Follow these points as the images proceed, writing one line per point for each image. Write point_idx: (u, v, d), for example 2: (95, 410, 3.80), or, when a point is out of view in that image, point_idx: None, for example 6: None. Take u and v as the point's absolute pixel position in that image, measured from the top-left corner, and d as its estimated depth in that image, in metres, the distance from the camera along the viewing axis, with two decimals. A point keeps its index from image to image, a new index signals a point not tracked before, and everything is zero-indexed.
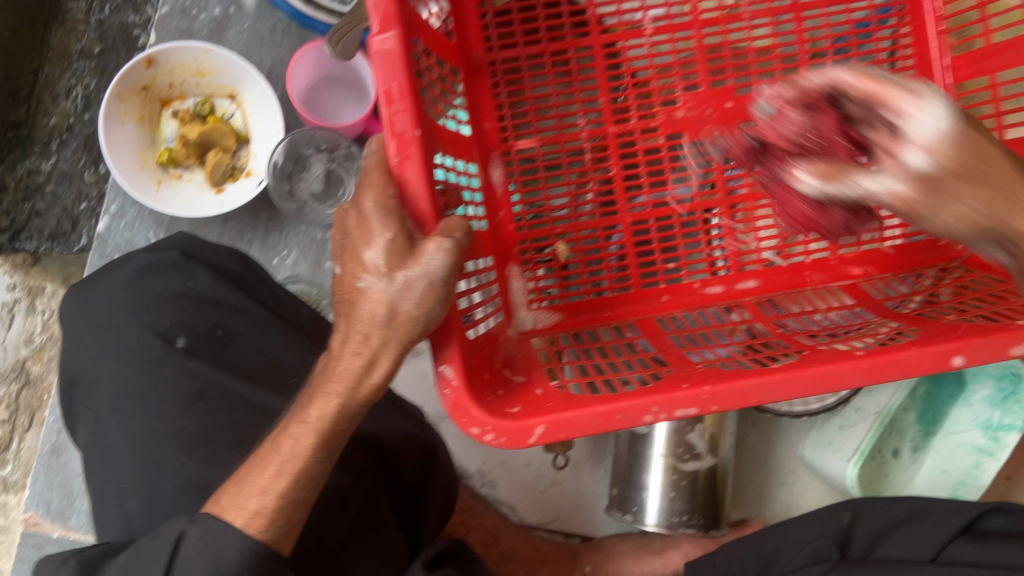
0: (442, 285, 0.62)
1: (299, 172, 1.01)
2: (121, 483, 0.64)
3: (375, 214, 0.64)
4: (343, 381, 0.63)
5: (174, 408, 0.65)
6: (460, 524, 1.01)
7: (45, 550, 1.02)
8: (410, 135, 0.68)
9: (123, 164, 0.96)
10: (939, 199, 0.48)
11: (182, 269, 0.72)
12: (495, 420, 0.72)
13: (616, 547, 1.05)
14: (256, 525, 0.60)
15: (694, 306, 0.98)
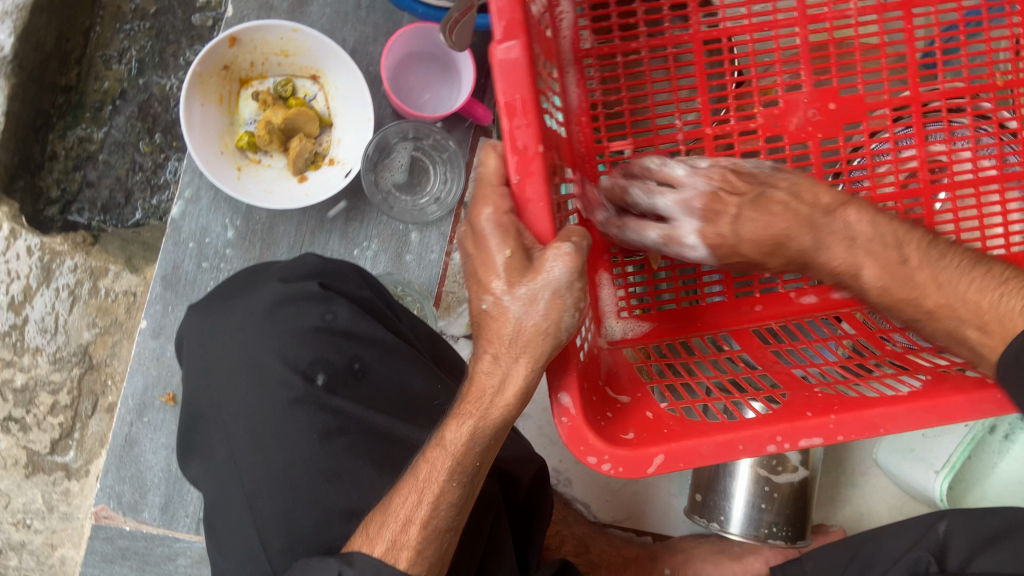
0: (568, 291, 0.57)
1: (384, 160, 0.97)
2: (263, 514, 0.67)
3: (489, 233, 0.58)
4: (476, 403, 0.61)
5: (311, 443, 0.67)
6: (555, 536, 1.01)
7: (117, 543, 0.99)
8: (533, 151, 0.57)
9: (204, 150, 0.90)
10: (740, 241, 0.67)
11: (321, 301, 0.73)
12: (613, 449, 0.62)
13: (694, 550, 1.04)
14: (403, 559, 0.61)
15: (792, 318, 0.84)
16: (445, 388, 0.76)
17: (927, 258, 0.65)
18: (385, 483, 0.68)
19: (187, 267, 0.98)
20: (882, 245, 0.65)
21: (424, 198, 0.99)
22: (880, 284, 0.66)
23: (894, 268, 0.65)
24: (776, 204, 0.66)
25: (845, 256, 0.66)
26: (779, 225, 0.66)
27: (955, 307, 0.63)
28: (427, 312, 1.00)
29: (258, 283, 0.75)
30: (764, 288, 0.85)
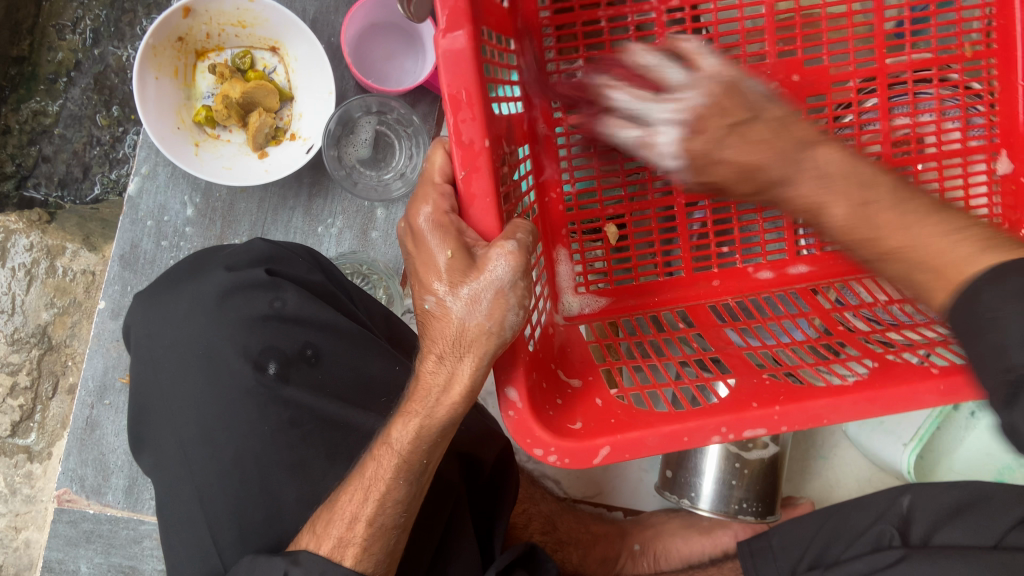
0: (511, 291, 0.57)
1: (348, 136, 0.94)
2: (214, 510, 0.69)
3: (427, 232, 0.58)
4: (421, 402, 0.61)
5: (272, 429, 0.69)
6: (521, 514, 0.98)
7: (81, 526, 0.98)
8: (479, 145, 0.57)
9: (159, 125, 0.88)
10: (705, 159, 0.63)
11: (269, 288, 0.73)
12: (559, 440, 0.62)
13: (664, 526, 1.04)
14: (349, 556, 0.64)
15: (749, 294, 0.82)
16: (405, 370, 0.76)
17: (892, 196, 0.56)
18: (340, 475, 0.69)
19: (145, 246, 0.95)
20: (861, 175, 0.58)
21: (390, 174, 0.97)
22: (901, 239, 0.54)
23: (854, 194, 0.57)
24: (761, 144, 0.61)
25: (846, 213, 0.57)
26: (812, 196, 0.59)
27: (978, 249, 0.51)
28: (392, 291, 0.99)
29: (204, 270, 0.75)
30: (722, 263, 0.84)
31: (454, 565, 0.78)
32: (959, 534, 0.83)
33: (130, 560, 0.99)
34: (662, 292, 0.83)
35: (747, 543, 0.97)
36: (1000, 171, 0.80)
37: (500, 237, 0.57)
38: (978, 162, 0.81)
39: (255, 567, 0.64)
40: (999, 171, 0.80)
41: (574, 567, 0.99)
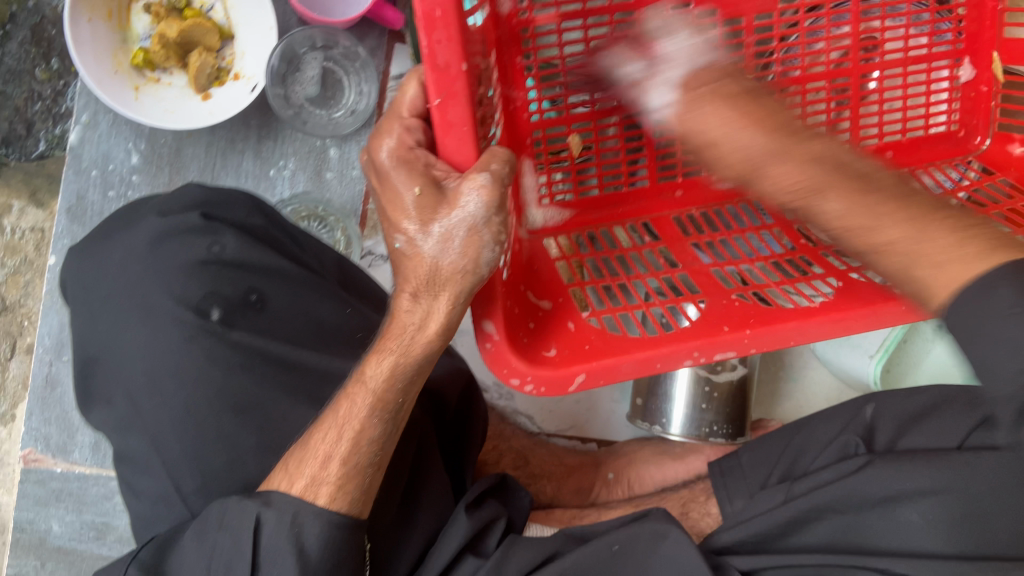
0: (485, 227, 0.55)
1: (294, 74, 0.92)
2: (171, 457, 0.68)
3: (392, 169, 0.56)
4: (397, 338, 0.60)
5: (219, 374, 0.67)
6: (491, 451, 1.00)
7: (50, 486, 0.97)
8: (455, 70, 0.53)
9: (94, 70, 0.85)
10: (756, 166, 0.57)
11: (206, 232, 0.71)
12: (536, 369, 0.62)
13: (637, 453, 1.05)
14: (323, 495, 0.63)
15: (712, 205, 0.81)
16: (355, 312, 0.76)
17: (906, 204, 0.53)
18: (299, 415, 0.69)
19: (92, 197, 0.93)
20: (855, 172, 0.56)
21: (339, 112, 0.94)
22: (839, 211, 0.54)
23: (859, 196, 0.54)
24: (750, 117, 0.57)
25: (796, 178, 0.55)
26: (730, 148, 0.58)
27: (916, 235, 0.51)
28: (350, 234, 0.96)
29: (136, 219, 0.73)
30: (687, 173, 0.81)
31: (424, 500, 0.79)
32: (923, 439, 0.83)
33: (102, 516, 0.98)
34: (630, 204, 0.81)
35: (718, 464, 0.96)
36: (961, 77, 0.79)
37: (473, 169, 0.55)
38: (941, 68, 0.79)
39: (226, 511, 0.63)
40: (961, 78, 0.79)
41: (548, 498, 1.01)
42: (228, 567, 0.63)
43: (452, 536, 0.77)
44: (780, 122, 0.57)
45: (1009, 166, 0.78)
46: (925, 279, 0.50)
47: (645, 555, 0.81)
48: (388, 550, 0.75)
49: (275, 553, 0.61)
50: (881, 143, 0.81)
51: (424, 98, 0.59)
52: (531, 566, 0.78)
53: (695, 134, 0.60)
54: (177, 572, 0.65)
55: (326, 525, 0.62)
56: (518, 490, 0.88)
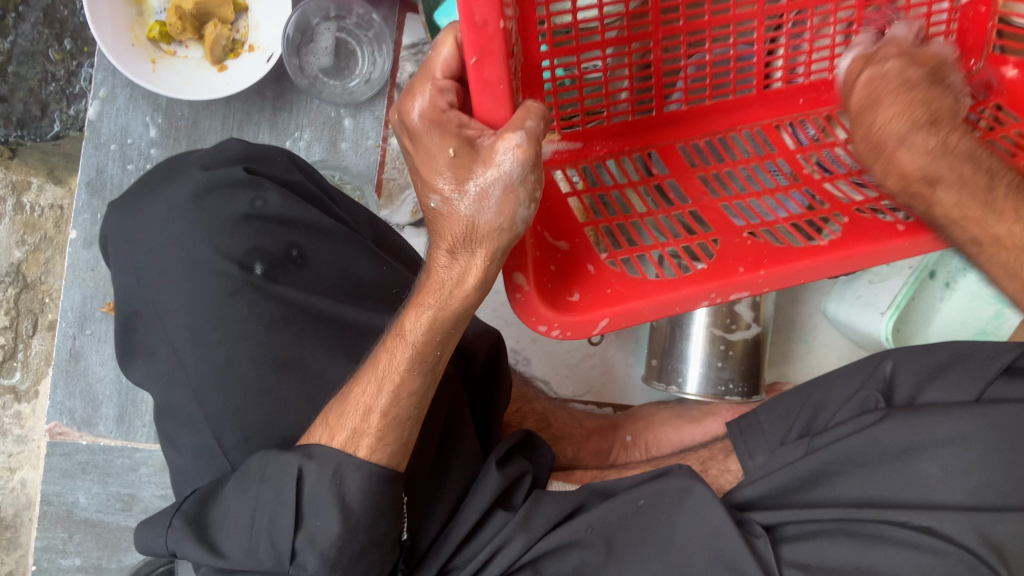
0: (521, 185, 0.55)
1: (308, 44, 0.93)
2: (212, 413, 0.68)
3: (424, 131, 0.56)
4: (435, 294, 0.61)
5: (262, 329, 0.67)
6: (515, 413, 0.98)
7: (76, 458, 0.98)
8: (493, 28, 0.52)
9: (112, 43, 0.86)
10: (880, 157, 0.65)
11: (250, 186, 0.71)
12: (563, 317, 0.65)
13: (654, 417, 1.06)
14: (364, 446, 0.64)
15: (719, 133, 0.79)
16: (392, 270, 0.76)
17: (978, 195, 0.64)
18: (339, 369, 0.68)
19: (111, 171, 0.94)
20: (963, 170, 0.64)
21: (353, 81, 0.95)
22: (949, 201, 0.64)
23: (979, 192, 0.64)
24: (903, 99, 0.64)
25: (913, 165, 0.64)
26: (907, 160, 0.64)
27: (999, 224, 0.64)
28: (367, 201, 0.97)
29: (181, 172, 0.73)
30: (691, 101, 0.79)
31: (457, 458, 0.80)
32: (944, 393, 0.83)
33: (128, 488, 0.99)
34: (635, 133, 0.79)
35: (736, 422, 0.96)
36: None
37: (508, 128, 0.54)
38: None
39: (267, 463, 0.64)
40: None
41: (570, 460, 0.99)
42: (272, 519, 0.63)
43: (483, 489, 0.78)
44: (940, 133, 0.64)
45: (998, 87, 0.77)
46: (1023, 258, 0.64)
47: (671, 509, 0.82)
48: (420, 508, 0.76)
49: (319, 505, 0.63)
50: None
51: (457, 58, 0.57)
52: (559, 518, 0.80)
53: (881, 134, 0.65)
54: (220, 523, 0.66)
55: (366, 478, 0.64)
56: (546, 449, 0.88)
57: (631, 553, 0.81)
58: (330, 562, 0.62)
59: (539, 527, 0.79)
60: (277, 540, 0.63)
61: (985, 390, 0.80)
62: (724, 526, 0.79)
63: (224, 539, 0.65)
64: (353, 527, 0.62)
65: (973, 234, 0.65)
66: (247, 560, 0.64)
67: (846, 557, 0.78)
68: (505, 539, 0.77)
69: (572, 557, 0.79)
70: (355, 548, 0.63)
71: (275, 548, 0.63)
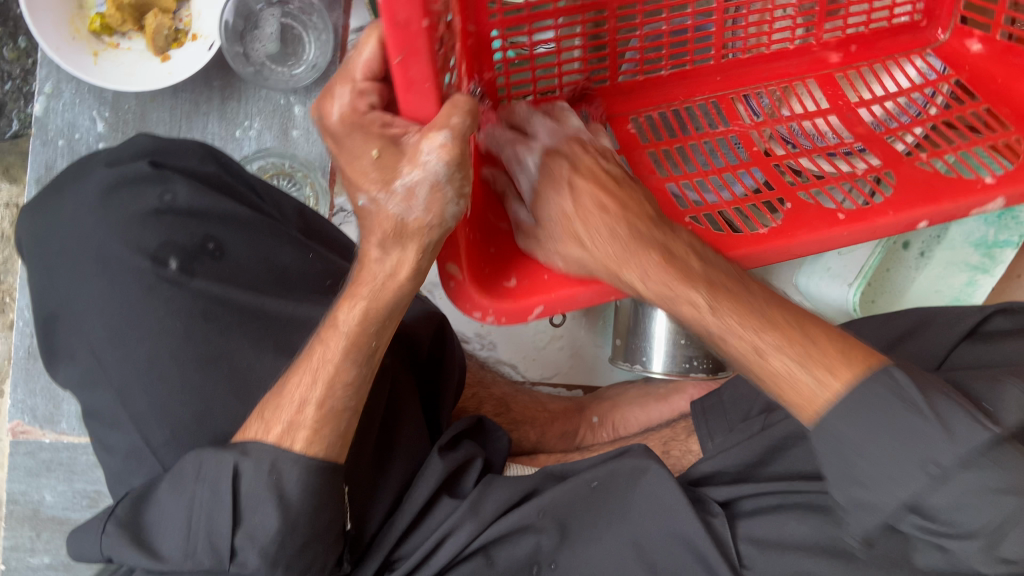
0: (448, 183, 0.52)
1: (251, 31, 0.92)
2: (139, 411, 0.66)
3: (345, 135, 0.54)
4: (368, 284, 0.59)
5: (181, 329, 0.67)
6: (472, 398, 0.98)
7: (39, 457, 0.98)
8: (416, 27, 0.48)
9: (51, 37, 0.86)
10: (627, 259, 0.60)
11: (156, 181, 0.70)
12: (499, 304, 0.64)
13: (621, 397, 1.05)
14: (300, 440, 0.63)
15: (672, 105, 0.78)
16: (318, 256, 0.77)
17: (753, 307, 0.58)
18: (267, 364, 0.68)
19: (61, 166, 0.94)
20: (720, 285, 0.59)
21: (300, 67, 0.94)
22: (718, 319, 0.58)
23: (728, 300, 0.59)
24: (611, 207, 0.60)
25: (663, 274, 0.59)
26: (602, 246, 0.60)
27: (797, 344, 0.56)
28: (319, 188, 0.95)
29: (84, 172, 0.72)
30: (646, 72, 0.78)
31: (398, 447, 0.79)
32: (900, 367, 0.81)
33: (94, 484, 0.99)
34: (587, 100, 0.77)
35: (699, 402, 0.93)
36: None
37: (432, 126, 0.51)
38: None
39: (203, 462, 0.62)
40: None
41: (533, 444, 0.99)
42: (210, 517, 0.62)
43: (427, 475, 0.77)
44: (646, 228, 0.60)
45: (963, 63, 0.79)
46: (779, 370, 0.57)
47: (625, 491, 0.80)
48: (362, 499, 0.75)
49: (257, 502, 0.61)
50: (844, 37, 0.80)
51: (379, 58, 0.55)
52: (508, 504, 0.79)
53: (575, 235, 0.62)
54: (156, 523, 0.64)
55: (304, 471, 0.62)
56: (494, 432, 0.87)
57: (587, 536, 0.80)
58: (271, 557, 0.62)
59: (489, 513, 0.78)
60: (215, 539, 0.62)
61: (946, 358, 0.79)
62: (677, 505, 0.77)
63: (162, 540, 0.64)
64: (292, 521, 0.62)
65: (794, 357, 0.56)
66: (187, 561, 0.62)
67: (804, 531, 0.75)
68: (452, 526, 0.77)
69: (527, 542, 0.79)
70: (296, 542, 0.62)
71: (213, 545, 0.62)
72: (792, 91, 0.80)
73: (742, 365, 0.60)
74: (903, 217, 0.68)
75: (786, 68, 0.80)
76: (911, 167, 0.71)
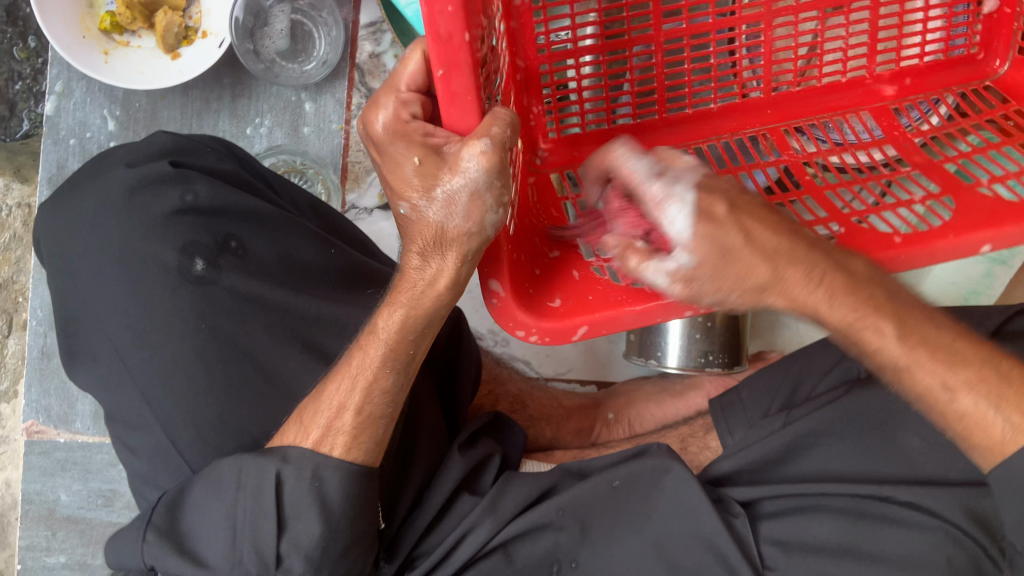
0: (488, 191, 0.50)
1: (262, 28, 0.91)
2: (163, 411, 0.66)
3: (387, 143, 0.53)
4: (407, 292, 0.59)
5: (201, 329, 0.66)
6: (488, 395, 0.97)
7: (55, 456, 0.98)
8: (459, 40, 0.46)
9: (61, 35, 0.85)
10: (788, 285, 0.50)
11: (178, 181, 0.69)
12: (541, 322, 0.60)
13: (637, 392, 1.04)
14: (339, 446, 0.63)
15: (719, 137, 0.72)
16: (341, 253, 0.74)
17: (923, 327, 0.53)
18: (291, 362, 0.68)
19: (72, 165, 0.93)
20: (894, 303, 0.53)
21: (311, 64, 0.93)
22: (898, 347, 0.52)
23: (907, 323, 0.52)
24: (774, 239, 0.50)
25: (842, 304, 0.51)
26: (763, 273, 0.49)
27: (976, 363, 0.52)
28: (330, 185, 0.95)
29: (104, 170, 0.71)
30: (696, 104, 0.72)
31: (420, 449, 0.78)
32: None
33: (109, 484, 0.99)
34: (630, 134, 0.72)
35: (717, 400, 0.91)
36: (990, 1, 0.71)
37: (473, 134, 0.49)
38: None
39: (241, 467, 0.62)
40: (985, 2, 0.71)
41: (548, 440, 0.99)
42: (254, 530, 0.62)
43: (448, 473, 0.77)
44: (812, 250, 0.51)
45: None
46: (969, 411, 0.52)
47: (649, 492, 0.80)
48: (391, 502, 0.75)
49: (299, 510, 0.62)
50: (898, 68, 0.73)
51: (423, 71, 0.54)
52: (530, 501, 0.79)
53: (726, 270, 0.49)
54: (193, 527, 0.65)
55: (344, 476, 0.63)
56: (515, 430, 0.87)
57: (607, 539, 0.79)
58: (315, 564, 0.62)
59: (507, 511, 0.78)
60: (261, 548, 0.62)
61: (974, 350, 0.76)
62: (698, 508, 0.77)
63: (205, 548, 0.64)
64: (334, 527, 0.62)
65: (958, 382, 0.52)
66: (233, 570, 0.63)
67: (829, 535, 0.75)
68: (470, 526, 0.76)
69: (546, 540, 0.79)
70: (337, 547, 0.63)
71: (260, 556, 0.63)
72: (842, 120, 0.73)
73: (902, 389, 0.55)
74: (959, 243, 0.58)
75: (838, 101, 0.73)
76: (973, 192, 0.61)
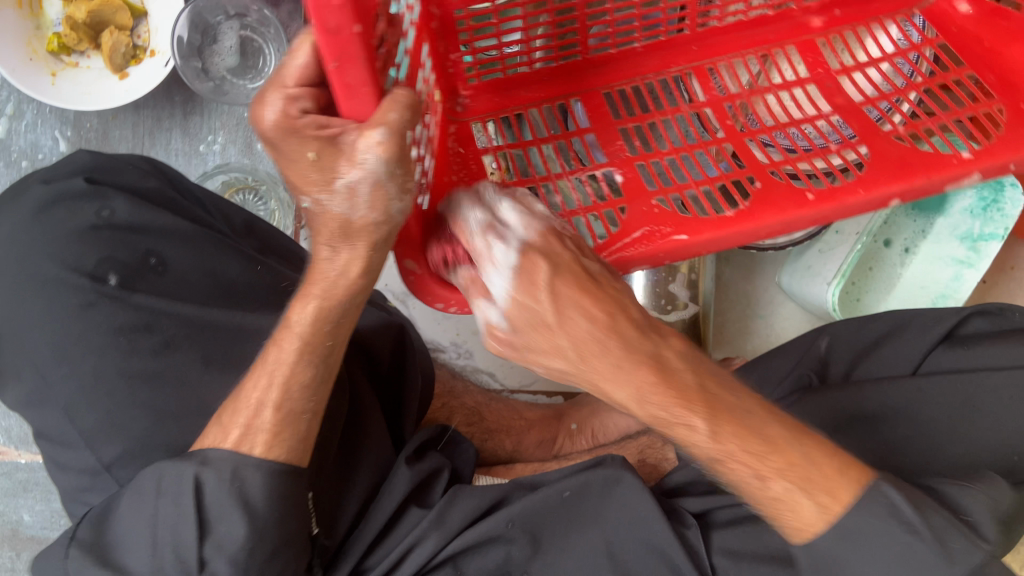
0: (389, 181, 0.50)
1: (210, 45, 0.90)
2: (87, 426, 0.64)
3: (276, 139, 0.48)
4: (319, 284, 0.59)
5: (122, 348, 0.65)
6: (441, 409, 0.95)
7: (16, 477, 0.98)
8: (348, 32, 0.42)
9: (7, 58, 0.85)
10: (614, 376, 0.50)
11: (93, 197, 0.70)
12: (456, 294, 0.67)
13: (600, 403, 1.03)
14: (259, 444, 0.61)
15: (646, 78, 0.80)
16: (266, 269, 0.76)
17: (752, 421, 0.52)
18: (221, 379, 0.67)
19: None
20: (723, 396, 0.52)
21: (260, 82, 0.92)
22: (710, 447, 0.51)
23: (734, 419, 0.51)
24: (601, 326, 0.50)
25: (681, 405, 0.50)
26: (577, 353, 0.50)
27: (791, 468, 0.52)
28: (283, 201, 0.95)
29: (21, 190, 0.72)
30: (620, 45, 0.78)
31: (362, 459, 0.77)
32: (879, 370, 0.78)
33: None
34: (564, 78, 0.79)
35: None
36: None
37: (369, 123, 0.47)
38: None
39: (162, 474, 0.59)
40: None
41: (508, 452, 0.97)
42: (175, 532, 0.58)
43: (394, 485, 0.76)
44: (626, 334, 0.50)
45: (952, 25, 0.79)
46: (779, 495, 0.52)
47: (600, 501, 0.79)
48: (328, 504, 0.74)
49: (222, 511, 0.58)
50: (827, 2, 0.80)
51: (315, 64, 0.48)
52: (475, 515, 0.78)
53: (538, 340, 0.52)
54: (121, 537, 0.60)
55: (266, 474, 0.60)
56: (462, 441, 0.87)
57: (559, 546, 0.79)
58: (242, 565, 0.59)
59: (454, 524, 0.77)
60: (180, 551, 0.58)
61: (924, 360, 0.75)
62: (646, 517, 0.76)
63: (131, 555, 0.60)
64: (259, 528, 0.59)
65: (761, 483, 0.52)
66: None
67: (776, 541, 0.73)
68: (417, 538, 0.75)
69: (495, 552, 0.77)
70: (265, 549, 0.60)
71: (179, 558, 0.58)
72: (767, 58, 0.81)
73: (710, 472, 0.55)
74: (874, 194, 0.68)
75: (763, 35, 0.81)
76: (886, 142, 0.72)
